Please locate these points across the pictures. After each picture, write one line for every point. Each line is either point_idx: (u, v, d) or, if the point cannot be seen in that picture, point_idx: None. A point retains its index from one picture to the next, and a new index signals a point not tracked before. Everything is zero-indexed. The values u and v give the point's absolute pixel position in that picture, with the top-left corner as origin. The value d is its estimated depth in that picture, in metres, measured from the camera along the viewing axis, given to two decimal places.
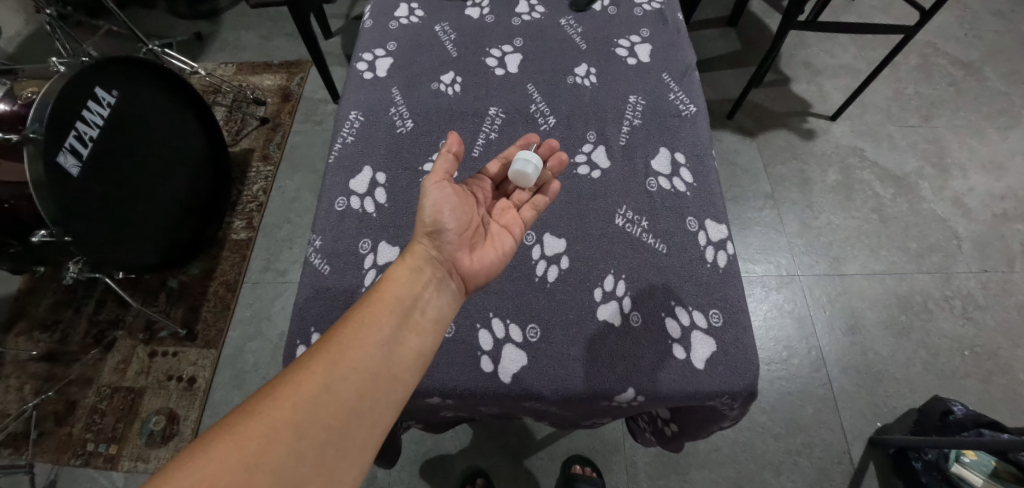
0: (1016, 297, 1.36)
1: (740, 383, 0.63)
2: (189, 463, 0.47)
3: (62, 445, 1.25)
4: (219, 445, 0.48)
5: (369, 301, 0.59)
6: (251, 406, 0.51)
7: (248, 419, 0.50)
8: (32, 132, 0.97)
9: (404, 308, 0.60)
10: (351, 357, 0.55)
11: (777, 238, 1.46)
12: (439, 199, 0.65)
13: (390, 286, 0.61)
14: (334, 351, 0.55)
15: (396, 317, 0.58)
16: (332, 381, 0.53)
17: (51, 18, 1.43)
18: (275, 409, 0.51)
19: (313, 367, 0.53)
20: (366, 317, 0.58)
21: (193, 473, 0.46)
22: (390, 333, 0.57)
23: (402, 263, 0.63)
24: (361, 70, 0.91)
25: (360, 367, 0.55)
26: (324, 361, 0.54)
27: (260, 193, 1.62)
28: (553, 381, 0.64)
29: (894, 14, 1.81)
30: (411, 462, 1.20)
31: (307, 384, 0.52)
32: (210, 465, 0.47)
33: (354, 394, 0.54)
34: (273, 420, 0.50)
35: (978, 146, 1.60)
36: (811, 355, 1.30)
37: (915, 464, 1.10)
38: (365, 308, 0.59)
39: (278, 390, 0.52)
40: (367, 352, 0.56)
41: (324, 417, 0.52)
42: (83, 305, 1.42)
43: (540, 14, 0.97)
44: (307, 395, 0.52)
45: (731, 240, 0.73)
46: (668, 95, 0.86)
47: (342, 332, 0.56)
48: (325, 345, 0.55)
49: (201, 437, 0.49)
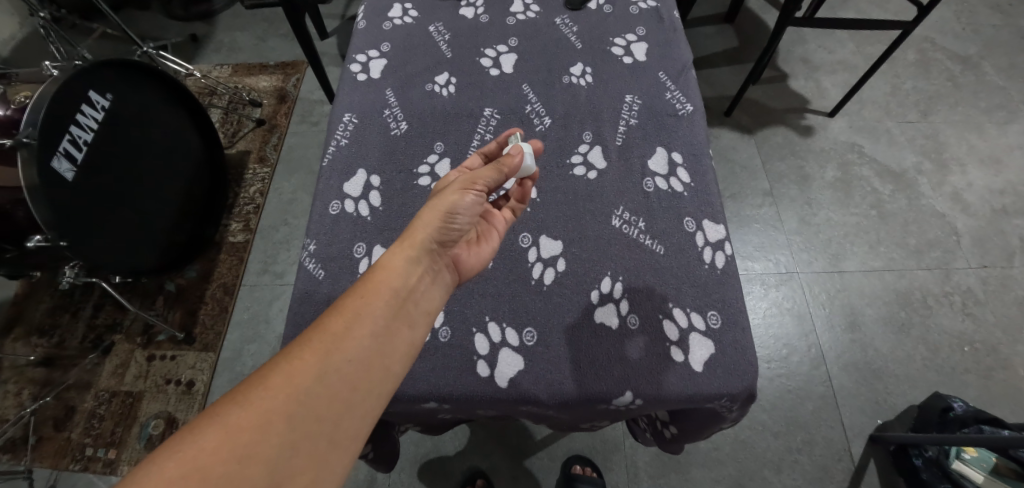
0: (1015, 293, 1.35)
1: (739, 386, 0.63)
2: (179, 455, 0.46)
3: (61, 450, 1.25)
4: (213, 435, 0.47)
5: (362, 291, 0.58)
6: (243, 394, 0.50)
7: (239, 409, 0.49)
8: (26, 137, 0.96)
9: (399, 299, 0.58)
10: (345, 349, 0.54)
11: (776, 235, 1.46)
12: (459, 206, 0.63)
13: (383, 276, 0.59)
14: (327, 342, 0.53)
15: (393, 309, 0.57)
16: (324, 374, 0.52)
17: (45, 21, 1.42)
18: (269, 398, 0.50)
19: (306, 356, 0.52)
20: (361, 308, 0.56)
21: (188, 462, 0.46)
22: (382, 325, 0.56)
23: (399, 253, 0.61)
24: (355, 72, 0.90)
25: (354, 358, 0.54)
26: (318, 352, 0.53)
27: (257, 195, 1.61)
28: (550, 385, 0.64)
29: (891, 9, 1.80)
30: (411, 464, 1.19)
31: (299, 374, 0.51)
32: (203, 455, 0.46)
33: (345, 386, 0.53)
34: (266, 410, 0.49)
35: (977, 140, 1.59)
36: (811, 352, 1.30)
37: (915, 460, 1.10)
38: (359, 297, 0.57)
39: (271, 380, 0.51)
40: (360, 344, 0.54)
41: (316, 407, 0.51)
42: (81, 309, 1.42)
43: (534, 13, 0.96)
44: (301, 386, 0.51)
45: (728, 241, 0.72)
46: (665, 94, 0.86)
47: (334, 322, 0.55)
48: (318, 335, 0.54)
49: (195, 426, 0.48)
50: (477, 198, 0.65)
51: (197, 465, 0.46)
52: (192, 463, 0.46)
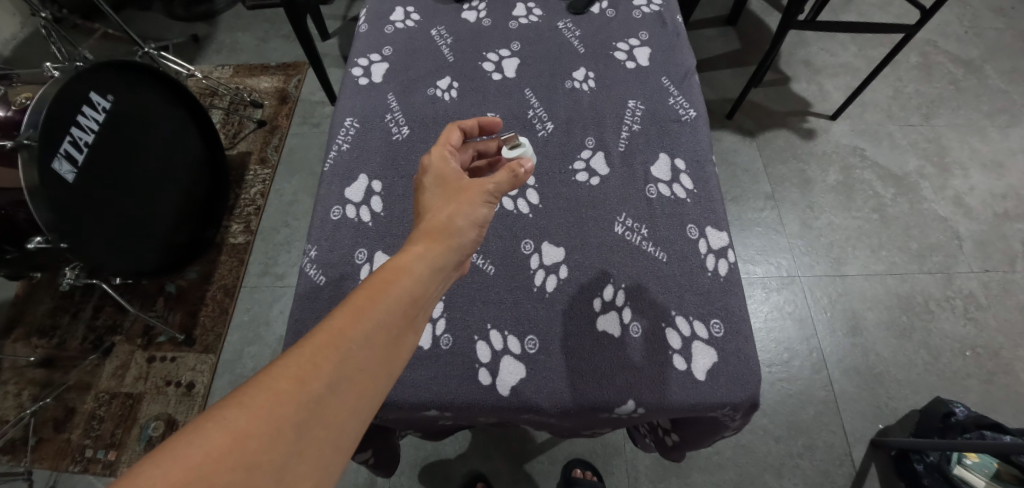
0: (1017, 297, 1.35)
1: (743, 395, 0.62)
2: (162, 464, 0.36)
3: (60, 451, 1.25)
4: (207, 441, 0.37)
5: (378, 284, 0.49)
6: (243, 393, 0.40)
7: (240, 411, 0.39)
8: (26, 138, 0.96)
9: (420, 295, 0.50)
10: (363, 347, 0.45)
11: (778, 239, 1.46)
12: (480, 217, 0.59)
13: (403, 268, 0.51)
14: (344, 337, 0.44)
15: (414, 306, 0.49)
16: (341, 375, 0.43)
17: (47, 21, 1.42)
18: (274, 398, 0.40)
19: (318, 351, 0.43)
20: (379, 301, 0.47)
21: (175, 474, 0.35)
22: (404, 321, 0.48)
23: (414, 246, 0.54)
24: (357, 76, 0.90)
25: (372, 359, 0.45)
26: (334, 348, 0.43)
27: (258, 196, 1.61)
28: (553, 393, 0.63)
29: (893, 12, 1.80)
30: (411, 467, 1.19)
31: (314, 373, 0.42)
32: (193, 467, 0.36)
33: (363, 390, 0.44)
34: (272, 412, 0.39)
35: (979, 144, 1.59)
36: (812, 356, 1.30)
37: (917, 466, 1.07)
38: (375, 290, 0.48)
39: (279, 377, 0.41)
40: (380, 343, 0.46)
41: (330, 411, 0.41)
42: (81, 310, 1.42)
43: (537, 17, 0.96)
44: (315, 386, 0.41)
45: (731, 248, 0.72)
46: (667, 100, 0.85)
47: (347, 315, 0.45)
48: (332, 327, 0.44)
49: (183, 429, 0.38)
50: (488, 202, 0.61)
51: (187, 478, 0.35)
52: (179, 474, 0.36)
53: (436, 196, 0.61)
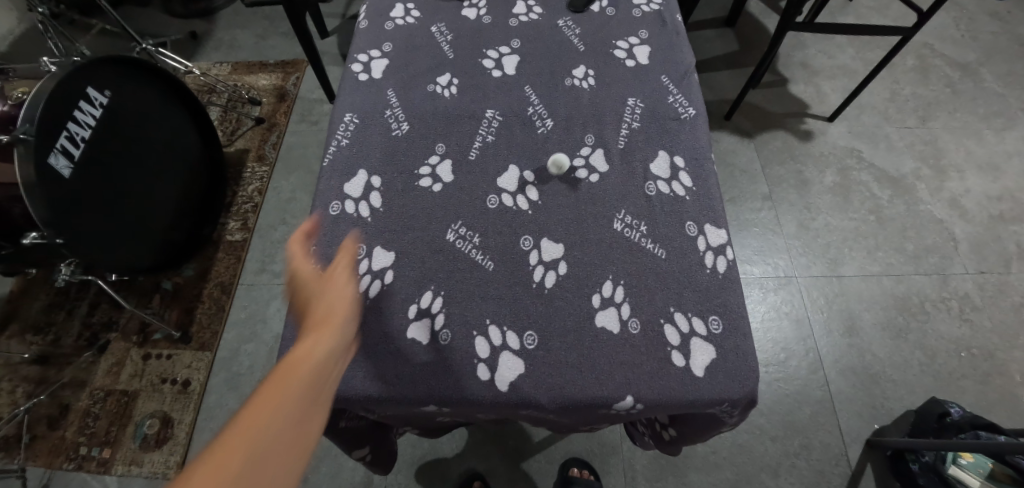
0: (1012, 299, 1.36)
1: (740, 392, 0.63)
2: None
3: (54, 449, 1.24)
4: None
5: (275, 380, 0.46)
6: None
7: None
8: (23, 133, 0.96)
9: (320, 381, 0.49)
10: (274, 444, 0.43)
11: (775, 239, 1.46)
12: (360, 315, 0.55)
13: (301, 358, 0.48)
14: (250, 439, 0.42)
15: (314, 396, 0.48)
16: (265, 482, 0.41)
17: (44, 16, 1.41)
18: None
19: (225, 459, 0.40)
20: (280, 397, 0.45)
21: None
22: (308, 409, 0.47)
23: (303, 334, 0.51)
24: (357, 72, 0.90)
25: (281, 454, 0.43)
26: (239, 454, 0.41)
27: (256, 193, 1.60)
28: (551, 389, 0.63)
29: (891, 15, 1.81)
30: (408, 465, 1.19)
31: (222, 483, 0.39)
32: None
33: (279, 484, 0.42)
34: None
35: (975, 147, 1.60)
36: (809, 356, 1.30)
37: (913, 465, 1.10)
38: (276, 386, 0.46)
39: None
40: (290, 436, 0.44)
41: None
42: (76, 307, 1.41)
43: (537, 14, 0.96)
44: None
45: (730, 246, 0.72)
46: (667, 98, 0.85)
47: (249, 417, 0.43)
48: (235, 433, 0.42)
49: None
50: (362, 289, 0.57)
51: None
52: None
53: (310, 290, 0.55)
